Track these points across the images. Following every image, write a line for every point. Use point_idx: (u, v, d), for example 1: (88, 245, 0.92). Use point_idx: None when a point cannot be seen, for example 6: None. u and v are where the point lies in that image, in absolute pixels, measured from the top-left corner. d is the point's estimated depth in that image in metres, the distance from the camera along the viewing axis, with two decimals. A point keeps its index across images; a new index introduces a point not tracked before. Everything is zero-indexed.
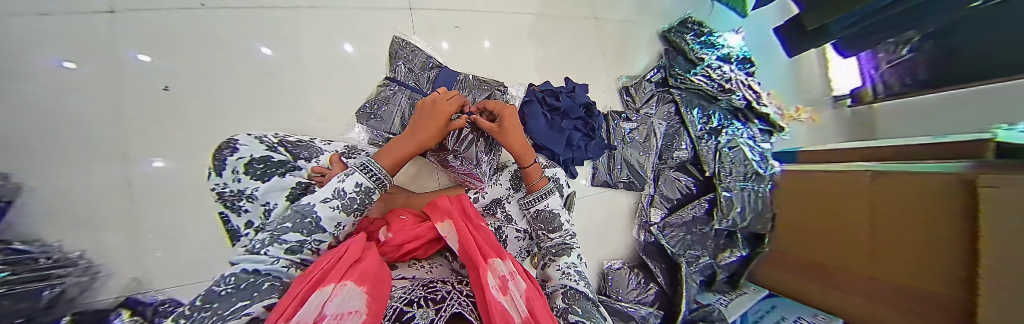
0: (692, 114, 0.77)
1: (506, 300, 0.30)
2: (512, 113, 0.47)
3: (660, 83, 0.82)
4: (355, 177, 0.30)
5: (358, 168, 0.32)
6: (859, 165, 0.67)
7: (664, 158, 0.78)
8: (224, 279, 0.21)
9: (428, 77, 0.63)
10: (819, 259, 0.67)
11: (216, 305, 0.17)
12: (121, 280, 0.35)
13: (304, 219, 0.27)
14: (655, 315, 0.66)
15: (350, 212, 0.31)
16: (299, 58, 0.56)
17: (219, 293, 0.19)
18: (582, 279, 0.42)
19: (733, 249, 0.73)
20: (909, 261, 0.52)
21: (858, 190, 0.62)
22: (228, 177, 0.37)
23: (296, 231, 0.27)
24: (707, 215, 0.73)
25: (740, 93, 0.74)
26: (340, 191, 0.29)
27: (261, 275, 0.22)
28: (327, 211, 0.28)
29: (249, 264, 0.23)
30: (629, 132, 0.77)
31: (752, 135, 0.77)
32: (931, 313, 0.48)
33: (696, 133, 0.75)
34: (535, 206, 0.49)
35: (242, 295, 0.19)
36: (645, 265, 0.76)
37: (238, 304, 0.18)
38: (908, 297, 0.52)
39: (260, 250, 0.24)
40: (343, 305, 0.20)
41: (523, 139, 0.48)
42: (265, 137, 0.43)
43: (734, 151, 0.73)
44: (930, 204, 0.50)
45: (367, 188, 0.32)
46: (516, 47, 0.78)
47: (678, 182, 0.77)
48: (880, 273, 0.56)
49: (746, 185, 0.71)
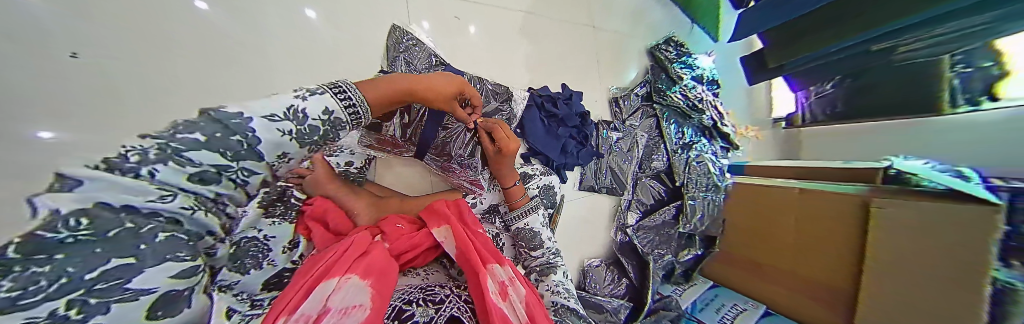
0: (669, 128, 0.85)
1: (506, 306, 0.32)
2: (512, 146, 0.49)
3: (645, 97, 0.88)
4: (324, 100, 0.25)
5: (331, 90, 0.26)
6: (788, 182, 0.82)
7: (643, 167, 0.85)
8: (63, 218, 0.13)
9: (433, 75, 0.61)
10: (753, 257, 0.82)
11: (54, 257, 0.12)
12: None
13: (224, 137, 0.19)
14: (625, 307, 0.74)
15: (305, 143, 0.25)
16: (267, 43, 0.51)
17: (59, 240, 0.12)
18: (571, 295, 0.46)
19: (690, 248, 0.85)
20: (820, 264, 0.68)
21: (790, 203, 0.75)
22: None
23: (209, 153, 0.19)
24: (673, 219, 0.83)
25: (709, 114, 0.84)
26: (298, 111, 0.23)
27: (143, 216, 0.17)
28: (270, 133, 0.21)
29: (113, 195, 0.15)
30: (615, 140, 0.82)
31: (715, 151, 0.88)
32: (826, 298, 0.66)
33: (671, 147, 0.84)
34: (517, 223, 0.53)
35: (112, 248, 0.14)
36: (619, 262, 0.84)
37: (105, 262, 0.14)
38: (814, 291, 0.69)
39: (138, 172, 0.16)
40: (345, 300, 0.24)
41: (511, 165, 0.53)
42: None
43: (700, 164, 0.83)
44: (833, 219, 0.67)
45: (337, 119, 0.26)
46: (514, 47, 0.77)
47: (652, 188, 0.85)
48: (792, 269, 0.73)
49: (707, 195, 0.82)
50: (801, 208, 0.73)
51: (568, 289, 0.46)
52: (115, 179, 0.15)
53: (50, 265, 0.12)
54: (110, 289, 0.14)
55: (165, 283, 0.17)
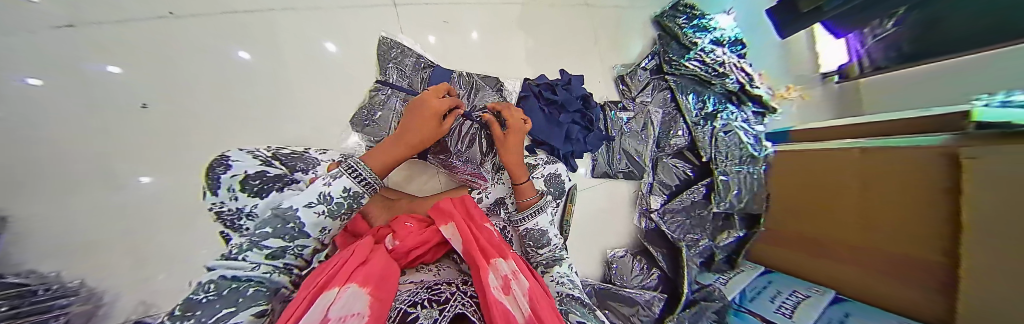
0: (687, 99, 0.77)
1: (510, 301, 0.29)
2: (516, 128, 0.50)
3: (655, 70, 0.82)
4: (344, 181, 0.33)
5: (347, 171, 0.33)
6: (850, 142, 0.71)
7: (662, 145, 0.78)
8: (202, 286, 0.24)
9: (422, 78, 0.64)
10: (805, 232, 0.73)
11: (199, 311, 0.22)
12: (128, 304, 0.31)
13: (286, 224, 0.30)
14: (660, 299, 0.68)
15: (336, 216, 0.33)
16: (279, 65, 0.53)
17: (199, 301, 0.23)
18: (575, 286, 0.47)
19: (730, 230, 0.75)
20: (896, 233, 0.57)
21: (849, 166, 0.66)
22: (224, 195, 0.33)
23: (276, 237, 0.30)
24: (705, 199, 0.74)
25: (734, 77, 0.75)
26: (326, 196, 0.32)
27: (242, 281, 0.27)
28: (311, 216, 0.31)
29: (226, 270, 0.26)
30: (626, 121, 0.76)
31: (746, 118, 0.78)
32: (916, 281, 0.53)
33: (692, 119, 0.76)
34: (526, 224, 0.50)
35: (224, 302, 0.24)
36: (647, 251, 0.78)
37: (221, 311, 0.23)
38: (891, 266, 0.57)
39: (236, 256, 0.28)
40: (345, 309, 0.22)
41: (519, 159, 0.50)
42: (257, 152, 0.39)
43: (729, 135, 0.74)
44: (916, 180, 0.55)
45: (355, 193, 0.34)
46: (508, 40, 0.76)
47: (675, 168, 0.78)
48: (868, 247, 0.61)
49: (742, 168, 0.73)
50: (861, 170, 0.64)
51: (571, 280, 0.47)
52: (221, 266, 0.26)
53: (192, 315, 0.21)
54: (219, 323, 0.21)
55: (249, 320, 0.24)
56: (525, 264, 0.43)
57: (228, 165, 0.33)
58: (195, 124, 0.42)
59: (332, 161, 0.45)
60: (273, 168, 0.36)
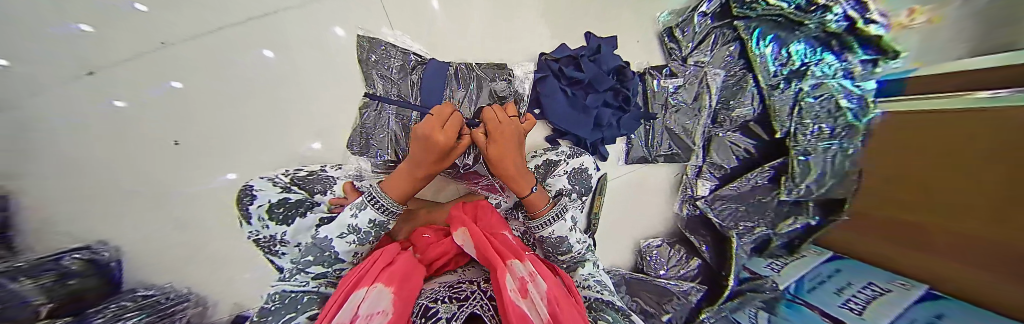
0: (763, 51, 0.56)
1: (526, 304, 0.23)
2: (506, 131, 0.38)
3: (720, 14, 0.60)
4: (367, 213, 0.32)
5: (370, 202, 0.32)
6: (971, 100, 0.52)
7: (718, 120, 0.63)
8: (270, 299, 0.31)
9: (413, 83, 0.53)
10: (935, 207, 0.57)
11: (269, 317, 0.28)
12: (226, 305, 0.48)
13: (324, 252, 0.32)
14: (698, 289, 0.64)
15: (367, 243, 0.34)
16: (296, 67, 0.47)
17: (270, 310, 0.29)
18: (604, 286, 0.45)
19: (799, 216, 0.61)
20: (1023, 224, 0.43)
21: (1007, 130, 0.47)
22: (257, 225, 0.39)
23: (318, 263, 0.32)
24: (772, 183, 0.60)
25: (840, 9, 0.51)
26: (355, 227, 0.32)
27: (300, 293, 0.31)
28: (343, 244, 0.32)
29: (285, 286, 0.31)
30: (674, 91, 0.61)
31: (849, 70, 0.56)
32: None
33: (769, 82, 0.56)
34: (540, 233, 0.44)
35: (286, 309, 0.29)
36: (687, 239, 0.71)
37: (284, 316, 0.28)
38: (1007, 258, 0.46)
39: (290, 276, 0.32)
40: (371, 306, 0.21)
41: (522, 165, 0.40)
42: (278, 178, 0.42)
43: (820, 100, 0.55)
44: None
45: (382, 222, 0.33)
46: (521, 2, 0.60)
47: (733, 147, 0.64)
48: (981, 238, 0.50)
49: (831, 144, 0.55)
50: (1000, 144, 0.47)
51: (600, 280, 0.45)
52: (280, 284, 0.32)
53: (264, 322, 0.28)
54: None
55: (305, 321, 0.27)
56: (541, 264, 0.38)
57: (253, 197, 0.39)
58: (213, 153, 0.43)
59: (348, 178, 0.45)
60: (293, 195, 0.40)
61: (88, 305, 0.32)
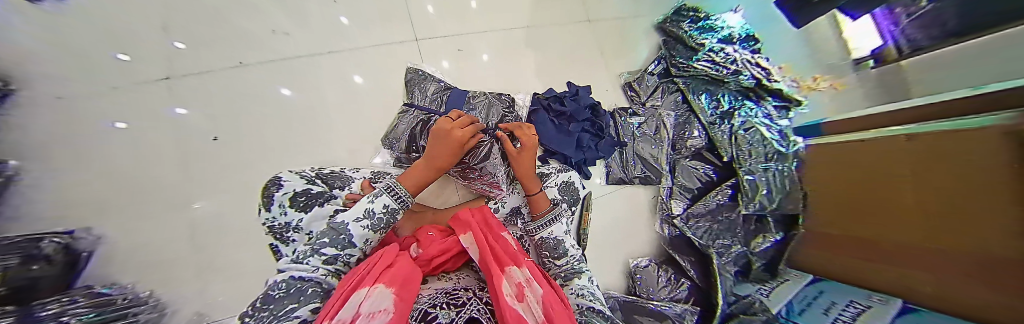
0: (699, 99, 0.76)
1: (521, 307, 0.24)
2: (533, 142, 0.53)
3: (664, 74, 0.84)
4: (383, 200, 0.36)
5: (386, 190, 0.37)
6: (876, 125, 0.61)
7: (678, 148, 0.77)
8: (274, 286, 0.28)
9: (441, 99, 0.70)
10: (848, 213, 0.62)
11: (273, 306, 0.25)
12: None
13: (338, 235, 0.34)
14: (692, 312, 0.63)
15: (378, 230, 0.36)
16: (319, 100, 0.65)
17: (274, 297, 0.27)
18: (597, 298, 0.43)
19: (766, 234, 0.67)
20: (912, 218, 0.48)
21: (910, 156, 0.50)
22: (276, 211, 0.43)
23: (332, 246, 0.33)
24: (732, 201, 0.70)
25: (748, 73, 0.71)
26: (370, 212, 0.35)
27: (305, 281, 0.29)
28: (358, 229, 0.34)
29: (292, 273, 0.30)
30: (637, 126, 0.78)
31: (767, 113, 0.72)
32: (930, 273, 0.45)
33: (707, 119, 0.73)
34: (540, 233, 0.50)
35: (290, 298, 0.26)
36: (673, 259, 0.75)
37: (289, 306, 0.25)
38: (905, 253, 0.49)
39: (302, 261, 0.31)
40: (373, 305, 0.20)
41: (533, 171, 0.52)
42: (305, 172, 0.50)
43: (750, 132, 0.69)
44: (925, 160, 0.47)
45: (394, 210, 0.37)
46: (519, 60, 0.82)
47: (695, 171, 0.75)
48: (885, 236, 0.53)
49: (770, 166, 0.66)
50: (887, 157, 0.55)
51: (592, 292, 0.43)
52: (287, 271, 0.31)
53: (268, 308, 0.25)
54: (283, 315, 0.24)
55: (307, 315, 0.25)
56: (540, 273, 0.38)
57: (281, 185, 0.43)
58: (226, 168, 0.54)
59: (364, 178, 0.55)
60: (316, 186, 0.45)
61: (35, 295, 0.32)
